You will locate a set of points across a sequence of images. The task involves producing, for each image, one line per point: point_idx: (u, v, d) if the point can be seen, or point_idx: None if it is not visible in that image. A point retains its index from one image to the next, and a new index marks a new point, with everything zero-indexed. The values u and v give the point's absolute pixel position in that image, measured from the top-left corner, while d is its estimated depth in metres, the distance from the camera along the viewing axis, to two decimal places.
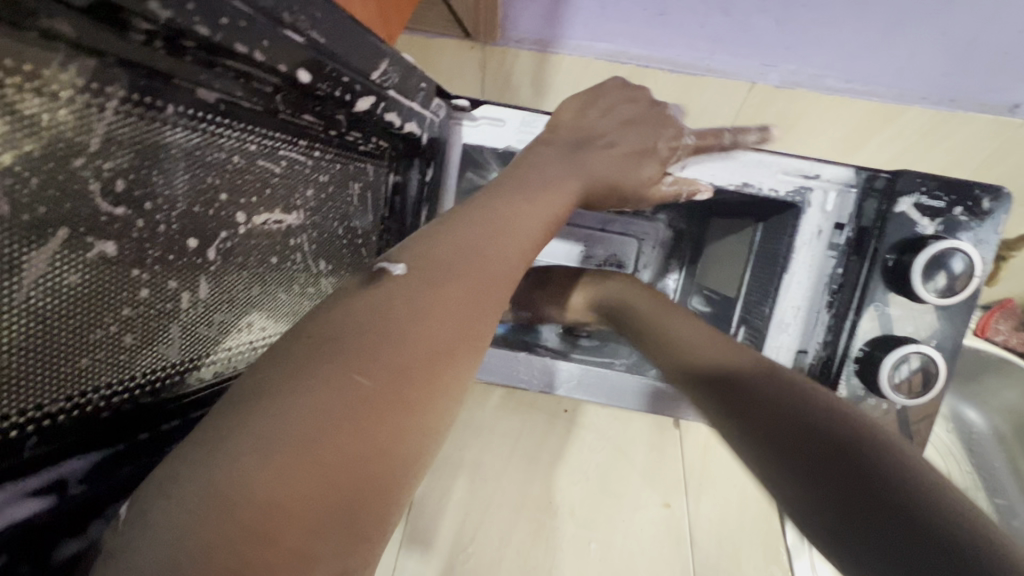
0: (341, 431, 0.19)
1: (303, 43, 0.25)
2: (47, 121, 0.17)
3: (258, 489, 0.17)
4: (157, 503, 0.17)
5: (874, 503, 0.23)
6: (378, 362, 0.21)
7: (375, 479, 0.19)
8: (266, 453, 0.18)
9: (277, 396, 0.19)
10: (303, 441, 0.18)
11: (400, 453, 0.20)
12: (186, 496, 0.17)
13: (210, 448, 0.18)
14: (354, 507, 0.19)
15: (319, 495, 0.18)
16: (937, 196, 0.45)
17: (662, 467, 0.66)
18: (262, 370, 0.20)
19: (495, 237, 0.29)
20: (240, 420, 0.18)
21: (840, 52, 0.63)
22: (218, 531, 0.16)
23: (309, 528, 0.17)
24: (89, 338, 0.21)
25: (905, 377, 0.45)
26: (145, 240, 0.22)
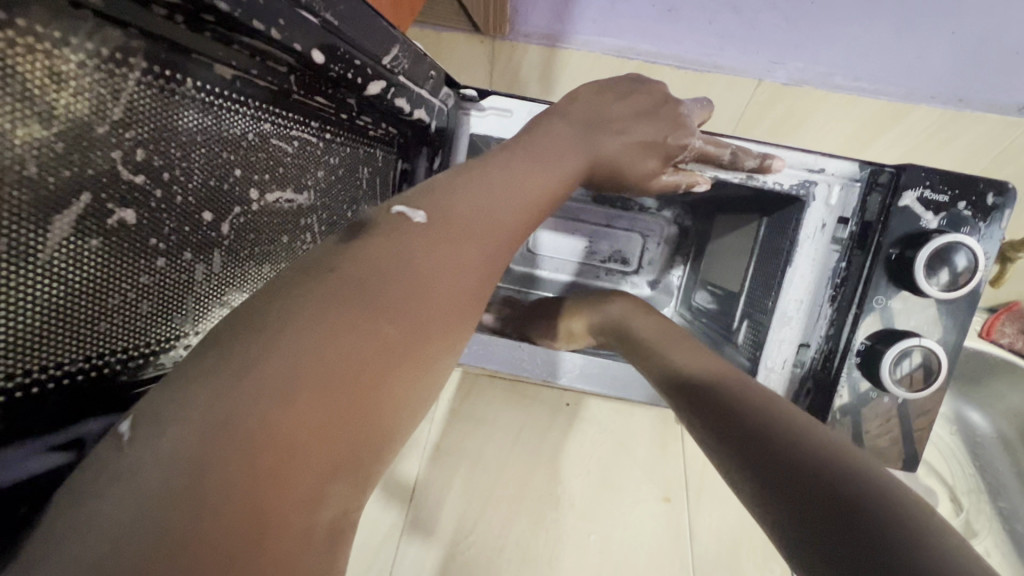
0: (346, 374, 0.21)
1: (317, 24, 0.26)
2: (74, 89, 0.18)
3: (257, 412, 0.19)
4: (165, 417, 0.18)
5: (823, 506, 0.23)
6: (384, 315, 0.23)
7: (362, 416, 0.21)
8: (279, 385, 0.19)
9: (283, 334, 0.20)
10: (313, 380, 0.20)
11: (394, 401, 0.23)
12: (189, 416, 0.18)
13: (223, 372, 0.19)
14: (350, 443, 0.21)
15: (313, 424, 0.20)
16: (941, 190, 0.45)
17: (662, 462, 0.66)
18: (275, 307, 0.21)
19: (497, 208, 0.30)
20: (245, 354, 0.19)
21: (848, 50, 0.64)
22: (224, 451, 0.18)
23: (309, 456, 0.19)
24: (107, 304, 0.21)
25: (907, 372, 0.46)
26: (162, 210, 0.23)
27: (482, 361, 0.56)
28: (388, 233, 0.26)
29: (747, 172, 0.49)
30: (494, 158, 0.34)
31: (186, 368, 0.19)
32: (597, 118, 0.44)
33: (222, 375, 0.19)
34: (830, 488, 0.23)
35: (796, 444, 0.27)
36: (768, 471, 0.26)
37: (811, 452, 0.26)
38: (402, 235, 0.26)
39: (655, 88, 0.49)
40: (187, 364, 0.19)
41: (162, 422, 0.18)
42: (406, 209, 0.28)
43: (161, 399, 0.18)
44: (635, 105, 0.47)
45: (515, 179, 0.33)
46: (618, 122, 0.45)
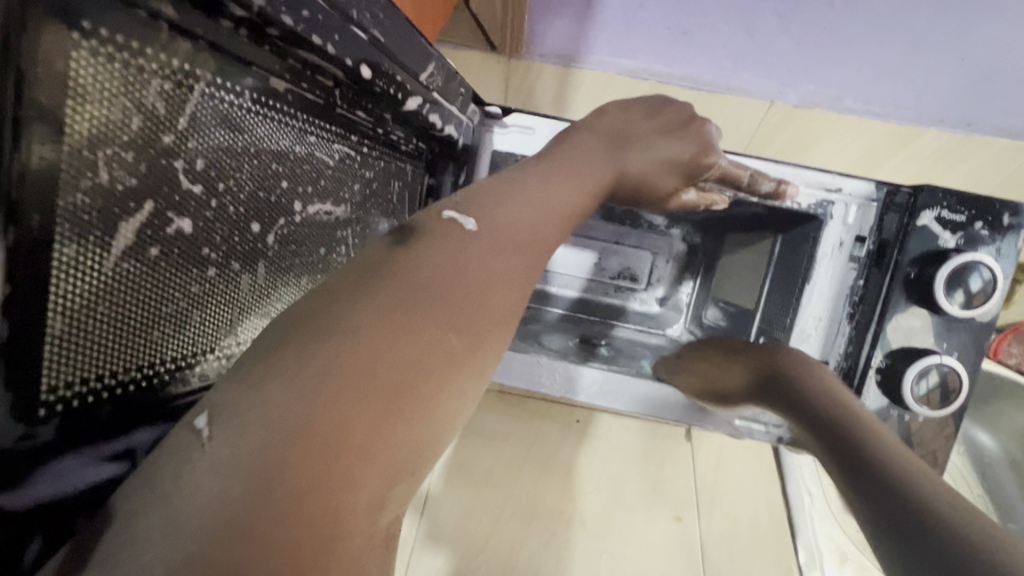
0: (410, 380, 0.21)
1: (365, 40, 0.26)
2: (143, 98, 0.18)
3: (322, 418, 0.19)
4: (239, 414, 0.18)
5: (919, 531, 0.27)
6: (444, 321, 0.23)
7: (421, 420, 0.21)
8: (348, 389, 0.19)
9: (344, 339, 0.20)
10: (379, 385, 0.20)
11: (452, 409, 0.22)
12: (257, 423, 0.18)
13: (295, 371, 0.19)
14: (409, 450, 0.21)
15: (375, 429, 0.20)
16: (958, 211, 0.46)
17: (673, 481, 0.66)
18: (339, 307, 0.22)
19: (540, 219, 0.31)
20: (309, 357, 0.20)
21: (859, 74, 0.65)
22: (296, 452, 0.18)
23: (374, 464, 0.19)
24: (160, 313, 0.21)
25: (926, 391, 0.46)
26: (216, 220, 0.23)
27: (501, 375, 0.55)
28: (440, 238, 0.26)
29: (761, 197, 0.51)
30: (533, 168, 0.35)
31: (257, 366, 0.20)
32: (623, 135, 0.44)
33: (294, 374, 0.19)
34: (937, 519, 0.27)
35: (919, 478, 0.31)
36: (880, 503, 0.30)
37: (919, 487, 0.30)
38: (451, 239, 0.26)
39: (678, 107, 0.49)
40: (258, 357, 0.20)
41: (237, 420, 0.18)
42: (457, 215, 0.28)
43: (234, 395, 0.19)
44: (660, 123, 0.47)
45: (553, 190, 0.33)
46: (642, 139, 0.45)
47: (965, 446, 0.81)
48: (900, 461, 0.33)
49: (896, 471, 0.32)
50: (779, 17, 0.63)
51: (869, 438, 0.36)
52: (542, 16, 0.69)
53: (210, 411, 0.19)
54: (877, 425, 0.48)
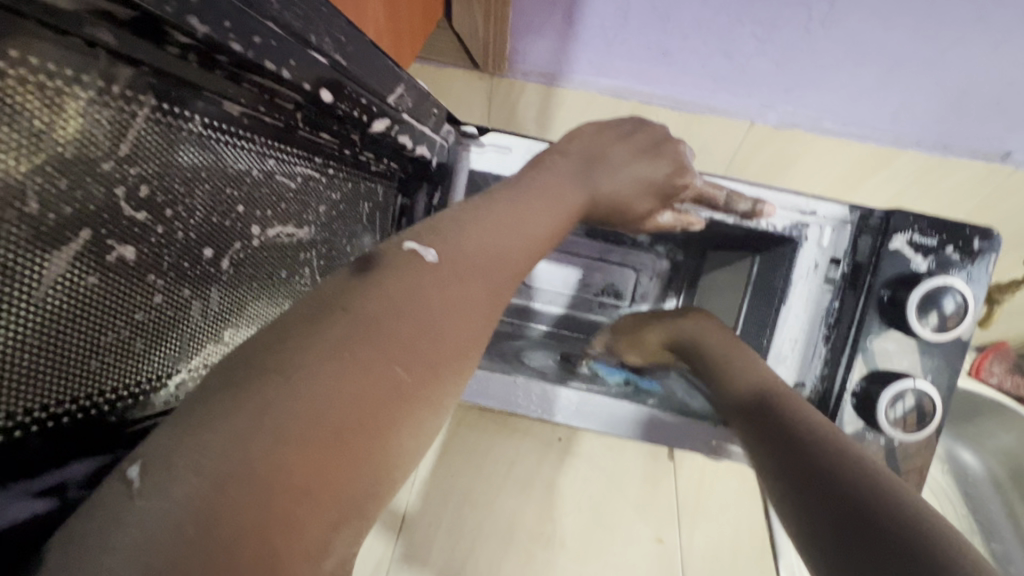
0: (358, 418, 0.21)
1: (326, 64, 0.26)
2: (79, 125, 0.18)
3: (262, 463, 0.18)
4: (174, 458, 0.17)
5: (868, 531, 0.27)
6: (397, 355, 0.23)
7: (370, 459, 0.21)
8: (292, 429, 0.19)
9: (291, 377, 0.20)
10: (326, 424, 0.20)
11: (404, 445, 0.22)
12: (192, 467, 0.17)
13: (237, 411, 0.18)
14: (359, 490, 0.20)
15: (319, 471, 0.19)
16: (929, 234, 0.46)
17: (655, 500, 0.65)
18: (288, 344, 0.21)
19: (505, 245, 0.31)
20: (251, 396, 0.19)
21: (839, 96, 0.66)
22: (233, 499, 0.17)
23: (317, 506, 0.19)
24: (99, 342, 0.21)
25: (901, 415, 0.46)
26: (163, 245, 0.22)
27: (477, 396, 0.55)
28: (400, 267, 0.25)
29: (738, 216, 0.50)
30: (502, 192, 0.35)
31: (196, 408, 0.19)
32: (597, 156, 0.45)
33: (235, 413, 0.18)
34: (883, 514, 0.28)
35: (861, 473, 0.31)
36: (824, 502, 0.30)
37: (866, 483, 0.30)
38: (414, 270, 0.26)
39: (653, 129, 0.50)
40: (202, 396, 0.19)
41: (172, 467, 0.17)
42: (418, 245, 0.27)
43: (170, 439, 0.18)
44: (636, 145, 0.47)
45: (521, 215, 0.33)
46: (618, 161, 0.45)
47: (948, 464, 0.81)
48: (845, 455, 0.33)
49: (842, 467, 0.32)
50: (756, 39, 0.62)
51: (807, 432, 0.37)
52: (524, 34, 0.68)
53: (142, 460, 0.17)
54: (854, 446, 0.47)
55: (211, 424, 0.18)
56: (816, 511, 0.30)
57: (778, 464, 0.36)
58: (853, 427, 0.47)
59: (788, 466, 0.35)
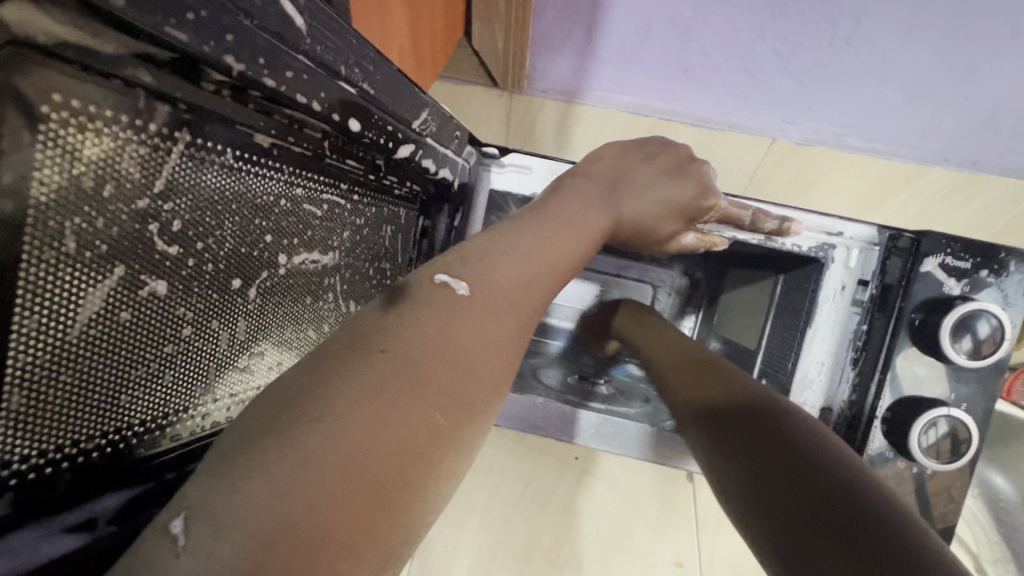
0: (395, 468, 0.21)
1: (354, 93, 0.26)
2: (117, 163, 0.18)
3: (304, 513, 0.18)
4: (214, 511, 0.18)
5: (831, 528, 0.24)
6: (430, 398, 0.23)
7: (404, 502, 0.21)
8: (333, 484, 0.19)
9: (325, 422, 0.20)
10: (366, 475, 0.20)
11: (436, 486, 0.22)
12: (232, 519, 0.17)
13: (279, 464, 0.19)
14: (396, 537, 0.20)
15: (358, 518, 0.19)
16: (963, 257, 0.45)
17: (674, 522, 0.63)
18: (322, 391, 0.21)
19: (529, 276, 0.31)
20: (287, 442, 0.19)
21: (863, 113, 0.65)
22: (278, 557, 0.17)
23: (356, 557, 0.19)
24: (130, 377, 0.21)
25: (934, 442, 0.44)
26: (194, 277, 0.23)
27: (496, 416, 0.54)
28: (431, 304, 0.26)
29: (765, 234, 0.49)
30: (526, 219, 0.35)
31: (235, 459, 0.19)
32: (619, 179, 0.44)
33: (275, 463, 0.19)
34: (845, 511, 0.25)
35: (813, 467, 0.28)
36: (779, 495, 0.27)
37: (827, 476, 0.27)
38: (443, 304, 0.26)
39: (678, 150, 0.49)
40: (240, 446, 0.19)
41: (218, 523, 0.17)
42: (449, 278, 0.28)
43: (209, 489, 0.18)
44: (659, 166, 0.47)
45: (544, 242, 0.34)
46: (641, 182, 0.45)
47: (979, 488, 0.79)
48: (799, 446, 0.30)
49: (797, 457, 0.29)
50: (778, 56, 0.61)
51: (754, 421, 0.33)
52: (544, 54, 0.68)
53: (188, 513, 0.18)
54: (881, 466, 0.46)
55: (253, 476, 0.18)
56: (769, 505, 0.27)
57: (724, 452, 0.32)
58: (877, 445, 0.46)
59: (735, 455, 0.31)
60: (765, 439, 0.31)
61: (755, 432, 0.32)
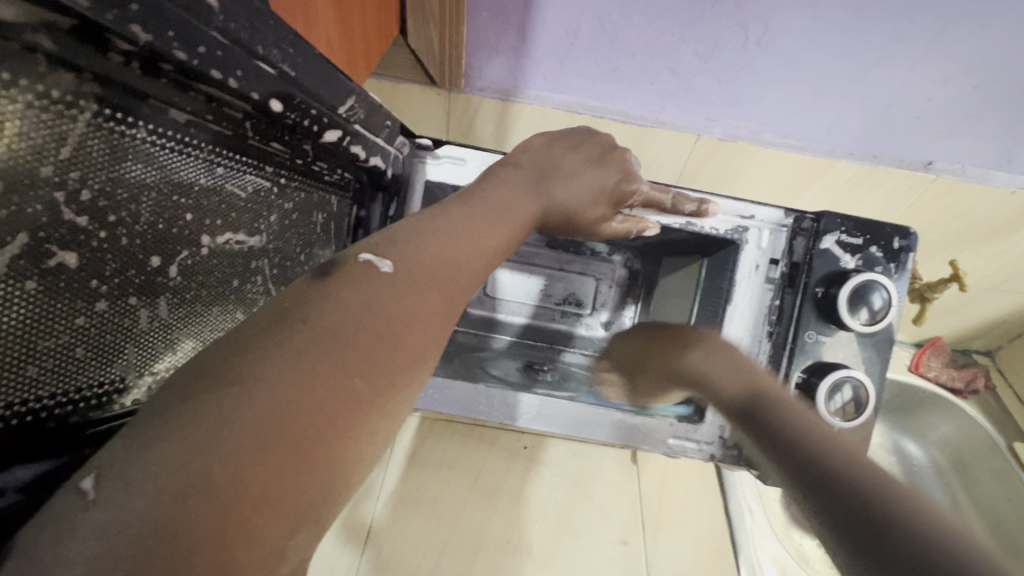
0: (314, 433, 0.21)
1: (274, 74, 0.27)
2: (17, 129, 0.18)
3: (220, 470, 0.19)
4: (130, 468, 0.18)
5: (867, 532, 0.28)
6: (353, 368, 0.24)
7: (325, 464, 0.21)
8: (243, 447, 0.19)
9: (246, 386, 0.21)
10: (282, 438, 0.20)
11: (362, 450, 0.23)
12: (149, 480, 0.18)
13: (195, 424, 0.19)
14: (316, 497, 0.21)
15: (278, 477, 0.20)
16: (855, 234, 0.50)
17: (619, 502, 0.66)
18: (245, 357, 0.22)
19: (456, 256, 0.32)
20: (208, 405, 0.20)
21: (776, 112, 0.71)
22: (190, 510, 0.18)
23: (274, 514, 0.20)
24: (37, 348, 0.20)
25: (840, 407, 0.49)
26: (106, 251, 0.22)
27: (437, 404, 0.54)
28: (355, 277, 0.27)
29: (686, 217, 0.53)
30: (455, 204, 0.37)
31: (150, 424, 0.19)
32: (548, 168, 0.47)
33: (195, 425, 0.19)
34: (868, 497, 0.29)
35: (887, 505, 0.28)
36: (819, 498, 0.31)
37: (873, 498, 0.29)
38: (368, 279, 0.27)
39: (601, 139, 0.52)
40: (159, 411, 0.20)
41: (128, 477, 0.18)
42: (374, 257, 0.29)
43: (124, 452, 0.18)
44: (585, 156, 0.49)
45: (473, 227, 0.35)
46: (569, 171, 0.48)
47: (896, 456, 0.92)
48: (848, 477, 0.31)
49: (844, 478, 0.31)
50: (700, 57, 0.66)
51: (825, 453, 0.34)
52: (479, 53, 0.70)
53: (97, 472, 0.18)
54: None
55: (170, 436, 0.19)
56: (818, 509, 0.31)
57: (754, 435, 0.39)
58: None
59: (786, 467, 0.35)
60: (835, 472, 0.32)
61: (826, 462, 0.33)
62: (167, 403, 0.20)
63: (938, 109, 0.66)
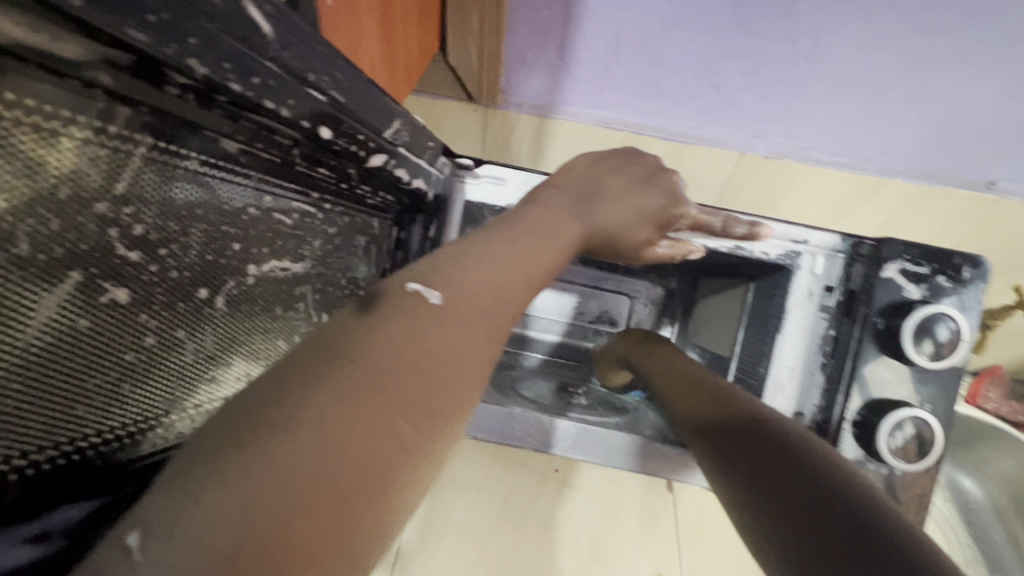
0: (363, 481, 0.20)
1: (325, 101, 0.27)
2: (75, 165, 0.18)
3: (266, 524, 0.18)
4: (177, 523, 0.17)
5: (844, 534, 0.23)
6: (402, 409, 0.23)
7: (373, 512, 0.20)
8: (291, 498, 0.18)
9: (293, 429, 0.20)
10: (330, 490, 0.19)
11: (410, 496, 0.22)
12: (196, 536, 0.17)
13: (242, 475, 0.18)
14: (365, 547, 0.20)
15: (324, 526, 0.19)
16: (920, 262, 0.46)
17: (654, 534, 0.63)
18: (293, 398, 0.21)
19: (502, 284, 0.31)
20: (254, 449, 0.19)
21: (826, 129, 0.68)
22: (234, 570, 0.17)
23: (324, 568, 0.18)
24: (86, 386, 0.20)
25: (900, 444, 0.45)
26: (156, 283, 0.22)
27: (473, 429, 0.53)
28: (401, 311, 0.26)
29: (735, 241, 0.51)
30: (498, 228, 0.36)
31: (196, 473, 0.18)
32: (593, 189, 0.45)
33: (241, 474, 0.18)
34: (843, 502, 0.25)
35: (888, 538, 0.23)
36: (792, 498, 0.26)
37: (848, 494, 0.26)
38: (416, 312, 0.26)
39: (648, 160, 0.50)
40: (208, 456, 0.19)
41: (175, 532, 0.17)
42: (421, 287, 0.28)
43: (173, 502, 0.18)
44: (630, 177, 0.48)
45: (518, 253, 0.34)
46: (615, 193, 0.46)
47: (950, 492, 0.86)
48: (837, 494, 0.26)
49: (817, 481, 0.27)
50: (744, 72, 0.64)
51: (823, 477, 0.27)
52: (518, 69, 0.70)
53: (143, 526, 0.17)
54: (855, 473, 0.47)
55: (219, 487, 0.18)
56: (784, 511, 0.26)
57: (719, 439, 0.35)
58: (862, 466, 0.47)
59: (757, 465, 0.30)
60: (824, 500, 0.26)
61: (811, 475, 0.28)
62: (215, 445, 0.19)
63: (1004, 124, 0.62)
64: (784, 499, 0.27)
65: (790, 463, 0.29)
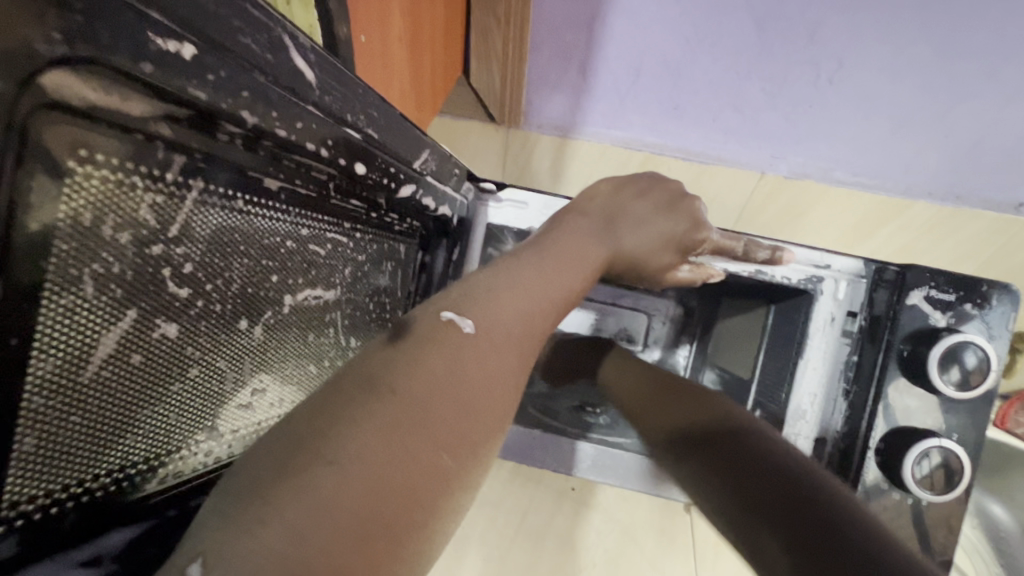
0: (399, 513, 0.21)
1: (359, 138, 0.28)
2: (135, 212, 0.19)
3: (314, 555, 0.18)
4: (235, 554, 0.18)
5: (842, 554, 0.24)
6: (437, 440, 0.23)
7: (410, 543, 0.21)
8: (335, 529, 0.19)
9: (338, 461, 0.20)
10: (370, 522, 0.20)
11: (442, 526, 0.23)
12: (251, 563, 0.18)
13: (290, 506, 0.19)
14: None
15: (363, 556, 0.19)
16: (946, 290, 0.46)
17: (672, 556, 0.62)
18: (336, 429, 0.21)
19: (530, 312, 0.32)
20: (299, 480, 0.20)
21: (849, 151, 0.68)
22: None
23: None
24: (136, 416, 0.21)
25: (927, 473, 0.44)
26: (202, 316, 0.23)
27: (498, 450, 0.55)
28: (435, 341, 0.26)
29: (757, 265, 0.51)
30: (525, 254, 0.36)
31: (243, 505, 0.19)
32: (616, 215, 0.46)
33: (290, 505, 0.19)
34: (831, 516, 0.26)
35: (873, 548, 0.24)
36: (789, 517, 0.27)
37: (839, 511, 0.27)
38: (451, 342, 0.27)
39: (671, 185, 0.51)
40: (256, 487, 0.19)
41: (234, 563, 0.17)
42: (455, 316, 0.28)
43: (225, 531, 0.18)
44: (652, 202, 0.48)
45: (545, 280, 0.34)
46: (637, 217, 0.47)
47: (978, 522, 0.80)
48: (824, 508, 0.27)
49: (809, 497, 0.28)
50: (767, 94, 0.63)
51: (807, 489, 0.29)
52: (540, 91, 0.71)
53: (203, 556, 0.18)
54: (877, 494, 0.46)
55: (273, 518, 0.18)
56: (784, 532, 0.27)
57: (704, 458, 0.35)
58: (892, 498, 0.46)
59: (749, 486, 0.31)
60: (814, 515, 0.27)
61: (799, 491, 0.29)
62: (262, 475, 0.20)
63: None
64: (782, 524, 0.27)
65: (779, 481, 0.30)
